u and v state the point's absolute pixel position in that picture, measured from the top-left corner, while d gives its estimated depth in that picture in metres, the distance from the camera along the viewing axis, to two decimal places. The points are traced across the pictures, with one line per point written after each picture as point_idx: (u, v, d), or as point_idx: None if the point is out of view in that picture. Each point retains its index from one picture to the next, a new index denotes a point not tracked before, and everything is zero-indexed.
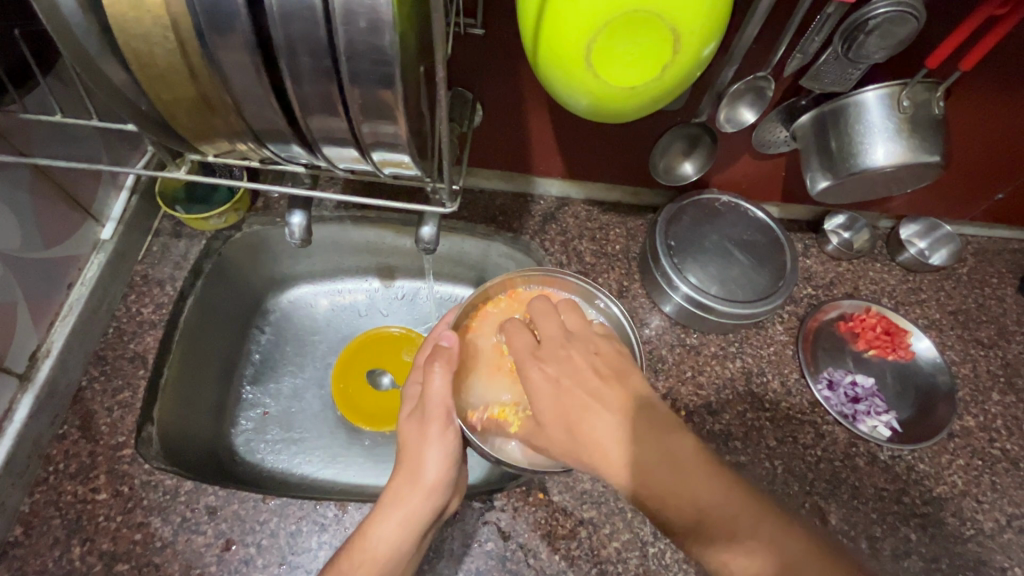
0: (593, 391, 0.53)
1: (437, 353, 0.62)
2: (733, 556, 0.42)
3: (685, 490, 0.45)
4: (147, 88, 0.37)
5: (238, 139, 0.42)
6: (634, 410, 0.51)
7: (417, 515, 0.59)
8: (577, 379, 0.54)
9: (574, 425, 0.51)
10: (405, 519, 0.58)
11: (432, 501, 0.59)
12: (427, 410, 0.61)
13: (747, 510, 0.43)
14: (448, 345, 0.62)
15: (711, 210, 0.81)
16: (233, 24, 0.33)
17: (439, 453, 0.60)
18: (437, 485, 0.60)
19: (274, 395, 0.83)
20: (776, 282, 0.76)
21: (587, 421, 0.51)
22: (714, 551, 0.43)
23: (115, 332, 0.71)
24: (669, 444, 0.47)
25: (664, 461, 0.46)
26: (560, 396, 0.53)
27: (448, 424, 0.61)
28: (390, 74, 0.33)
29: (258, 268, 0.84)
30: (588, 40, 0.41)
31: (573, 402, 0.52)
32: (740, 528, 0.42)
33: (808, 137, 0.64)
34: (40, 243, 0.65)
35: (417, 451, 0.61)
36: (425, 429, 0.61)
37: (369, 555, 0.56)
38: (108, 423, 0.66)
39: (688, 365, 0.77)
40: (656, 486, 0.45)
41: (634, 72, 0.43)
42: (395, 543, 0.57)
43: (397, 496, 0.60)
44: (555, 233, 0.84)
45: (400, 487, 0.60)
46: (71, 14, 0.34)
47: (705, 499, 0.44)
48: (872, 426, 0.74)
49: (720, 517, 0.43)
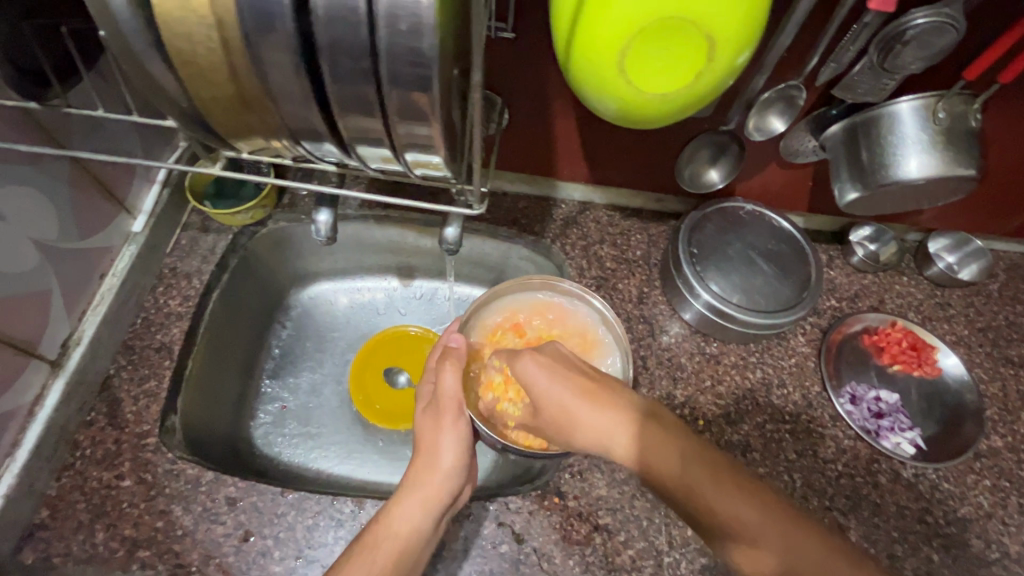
0: (588, 381, 0.58)
1: (446, 354, 0.67)
2: (727, 500, 0.46)
3: (673, 453, 0.50)
4: (188, 85, 0.38)
5: (274, 137, 0.43)
6: (620, 398, 0.57)
7: (438, 496, 0.61)
8: (570, 369, 0.60)
9: (568, 406, 0.57)
10: (426, 499, 0.60)
11: (449, 484, 0.62)
12: (441, 405, 0.66)
13: (729, 470, 0.48)
14: (456, 346, 0.68)
15: (735, 219, 0.80)
16: (275, 24, 0.34)
17: (453, 440, 0.64)
18: (453, 470, 0.63)
19: (293, 390, 0.84)
20: (800, 294, 0.75)
21: (586, 410, 0.56)
22: (699, 496, 0.47)
23: (143, 322, 0.73)
24: (657, 422, 0.54)
25: (650, 433, 0.53)
26: (561, 387, 0.58)
27: (459, 415, 0.65)
28: (427, 76, 0.33)
29: (281, 264, 0.86)
30: (623, 46, 0.41)
31: (570, 392, 0.57)
32: (722, 477, 0.48)
33: (838, 148, 0.64)
34: (75, 234, 0.66)
35: (432, 440, 0.65)
36: (440, 419, 0.65)
37: (394, 530, 0.57)
38: (134, 412, 0.67)
39: (708, 375, 0.76)
40: (649, 452, 0.52)
41: (668, 79, 0.43)
42: (418, 522, 0.59)
43: (418, 480, 0.62)
44: (576, 237, 0.85)
45: (421, 472, 0.63)
46: (121, 12, 0.35)
47: (693, 457, 0.50)
48: (895, 443, 0.73)
49: (705, 470, 0.48)
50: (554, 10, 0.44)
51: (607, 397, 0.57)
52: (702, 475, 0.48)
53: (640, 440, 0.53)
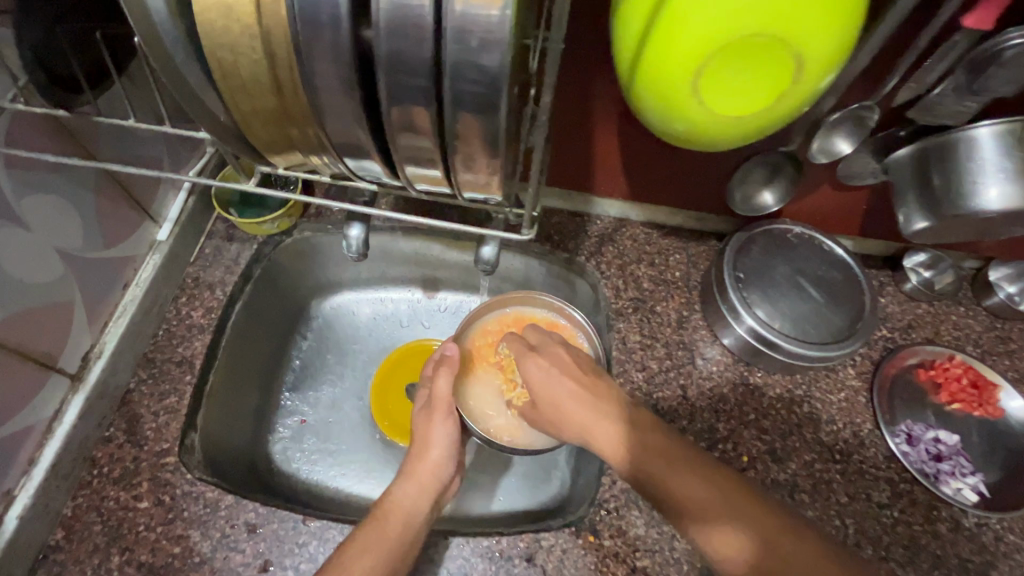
0: (584, 381, 0.64)
1: (441, 361, 0.69)
2: (697, 490, 0.53)
3: (657, 447, 0.57)
4: (227, 98, 0.35)
5: (314, 152, 0.40)
6: (613, 395, 0.63)
7: (432, 483, 0.65)
8: (566, 370, 0.66)
9: (558, 401, 0.64)
10: (422, 482, 0.65)
11: (442, 469, 0.66)
12: (433, 404, 0.68)
13: (706, 466, 0.55)
14: (452, 355, 0.70)
15: (783, 241, 0.75)
16: (327, 35, 0.31)
17: (444, 434, 0.67)
18: (444, 458, 0.67)
19: (313, 404, 0.82)
20: (853, 324, 0.70)
21: (575, 407, 0.62)
22: (677, 486, 0.54)
23: (165, 334, 0.70)
24: (642, 420, 0.60)
25: (636, 433, 0.59)
26: (559, 384, 0.65)
27: (448, 413, 0.68)
28: (495, 95, 0.30)
29: (305, 275, 0.83)
30: (700, 66, 0.37)
31: (566, 391, 0.64)
32: (699, 473, 0.54)
33: (905, 172, 0.60)
34: (100, 243, 0.64)
35: (425, 432, 0.68)
36: (431, 415, 0.68)
37: (395, 505, 0.62)
38: (153, 428, 0.65)
39: (752, 408, 0.72)
40: (643, 449, 0.57)
41: (745, 102, 0.39)
42: (419, 502, 0.63)
43: (413, 468, 0.66)
44: (612, 255, 0.81)
45: (413, 463, 0.66)
46: (160, 20, 0.32)
47: (675, 450, 0.56)
48: (955, 489, 0.68)
49: (685, 462, 0.55)
50: (618, 23, 0.40)
51: (596, 398, 0.63)
52: (683, 464, 0.55)
53: (631, 437, 0.58)
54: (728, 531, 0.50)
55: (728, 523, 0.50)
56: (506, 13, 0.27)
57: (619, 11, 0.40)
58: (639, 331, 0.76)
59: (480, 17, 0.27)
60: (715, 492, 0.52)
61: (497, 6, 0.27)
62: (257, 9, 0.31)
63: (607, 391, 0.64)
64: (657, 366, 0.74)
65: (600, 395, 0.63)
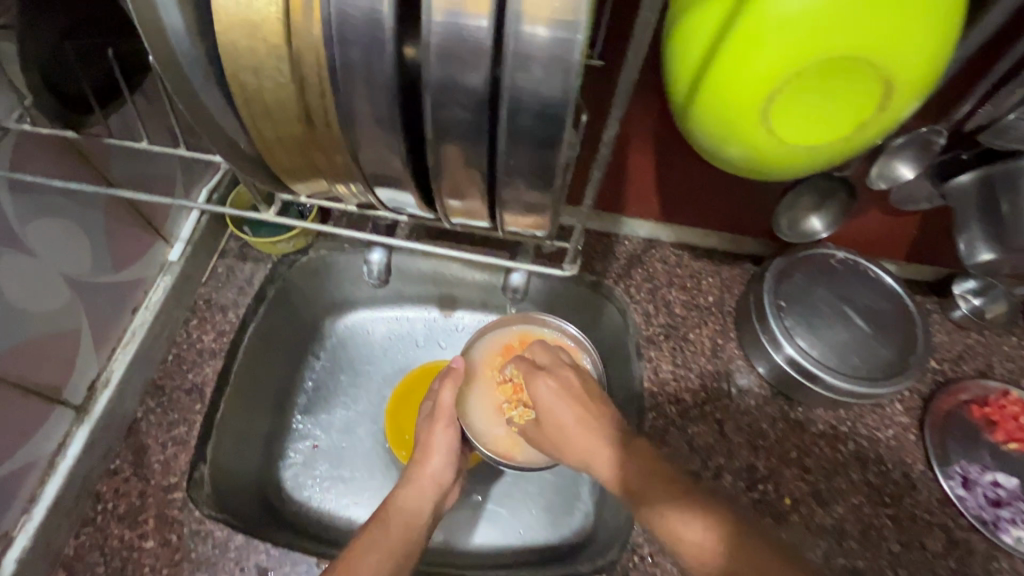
0: (589, 406, 0.60)
1: (447, 372, 0.68)
2: (676, 515, 0.51)
3: (641, 469, 0.55)
4: (249, 125, 0.32)
5: (343, 182, 0.37)
6: (612, 419, 0.60)
7: (431, 490, 0.64)
8: (574, 395, 0.61)
9: (561, 425, 0.60)
10: (422, 488, 0.64)
11: (443, 475, 0.65)
12: (436, 412, 0.67)
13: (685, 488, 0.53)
14: (458, 367, 0.69)
15: (826, 268, 0.71)
16: (363, 59, 0.28)
17: (446, 442, 0.66)
18: (445, 468, 0.65)
19: (325, 428, 0.76)
20: (903, 358, 0.66)
21: (579, 433, 0.59)
22: (659, 509, 0.52)
23: (175, 360, 0.67)
24: (634, 444, 0.57)
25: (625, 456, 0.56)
26: (565, 409, 0.60)
27: (450, 423, 0.67)
28: (556, 131, 0.26)
29: (320, 294, 0.79)
30: (771, 92, 0.33)
31: (570, 415, 0.60)
32: (679, 496, 0.52)
33: (967, 199, 0.55)
34: (109, 266, 0.61)
35: (426, 439, 0.66)
36: (433, 423, 0.67)
37: (397, 511, 0.61)
38: (161, 461, 0.61)
39: (793, 445, 0.67)
40: (629, 470, 0.55)
41: (821, 131, 0.35)
42: (419, 509, 0.62)
43: (412, 475, 0.65)
44: (641, 278, 0.77)
45: (414, 469, 0.65)
46: (178, 42, 0.29)
47: (655, 471, 0.54)
48: (1017, 538, 0.63)
49: (668, 485, 0.53)
50: (674, 44, 0.36)
51: (600, 423, 0.59)
52: (665, 486, 0.53)
53: (619, 459, 0.56)
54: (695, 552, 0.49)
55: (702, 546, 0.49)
56: (582, 39, 0.23)
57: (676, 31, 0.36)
58: (670, 360, 0.72)
59: (553, 44, 0.24)
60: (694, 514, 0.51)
61: (573, 31, 0.23)
62: (285, 29, 0.28)
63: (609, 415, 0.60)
64: (691, 400, 0.70)
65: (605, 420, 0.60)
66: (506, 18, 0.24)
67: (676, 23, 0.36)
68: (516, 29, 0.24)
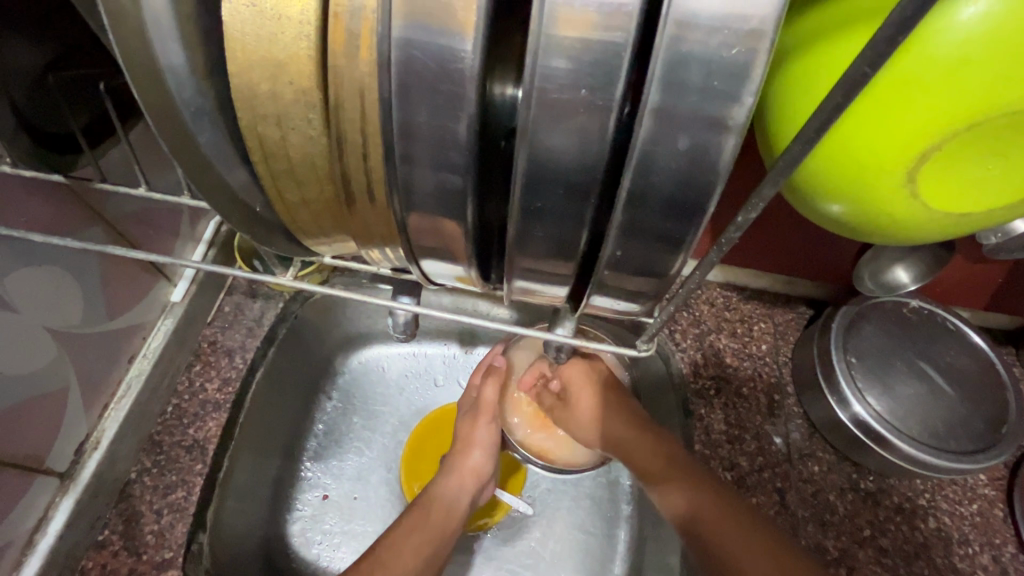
0: (628, 410, 0.62)
1: (488, 369, 0.67)
2: (681, 495, 0.54)
3: (661, 457, 0.57)
4: (268, 184, 0.25)
5: (380, 246, 0.29)
6: (637, 414, 0.62)
7: (470, 482, 0.62)
8: (612, 400, 0.63)
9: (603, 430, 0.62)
10: (463, 480, 0.62)
11: (484, 466, 0.63)
12: (479, 407, 0.65)
13: (693, 468, 0.55)
14: (500, 365, 0.68)
15: (901, 320, 0.64)
16: (420, 115, 0.22)
17: (489, 436, 0.64)
18: (483, 468, 0.63)
19: (336, 476, 0.67)
20: (995, 430, 0.59)
21: (624, 436, 0.60)
22: (671, 491, 0.54)
23: (174, 413, 0.60)
24: (652, 434, 0.59)
25: (650, 446, 0.58)
26: (609, 421, 0.61)
27: (492, 420, 0.65)
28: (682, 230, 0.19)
29: (332, 329, 0.71)
30: (932, 146, 0.26)
31: (612, 420, 0.61)
32: (687, 474, 0.55)
33: None
34: (102, 314, 0.55)
35: (468, 433, 0.64)
36: (476, 417, 0.65)
37: (440, 503, 0.60)
38: (155, 532, 0.55)
39: (866, 522, 0.60)
40: (654, 460, 0.57)
41: (976, 196, 0.29)
42: (457, 500, 0.61)
43: (453, 465, 0.63)
44: (687, 322, 0.70)
45: (453, 460, 0.63)
46: (180, 89, 0.22)
47: (668, 455, 0.57)
48: None
49: (679, 470, 0.55)
50: (784, 91, 0.28)
51: (635, 425, 0.60)
52: (676, 469, 0.55)
53: (640, 447, 0.58)
54: (707, 530, 0.51)
55: (712, 523, 0.51)
56: (751, 100, 0.19)
57: (793, 76, 0.27)
58: (723, 416, 0.64)
59: (709, 103, 0.19)
60: (703, 492, 0.53)
61: (744, 89, 0.19)
62: (317, 72, 0.22)
63: (635, 409, 0.62)
64: (748, 465, 0.62)
65: (638, 420, 0.61)
66: (651, 59, 0.19)
67: (786, 67, 0.28)
68: (663, 78, 0.19)
